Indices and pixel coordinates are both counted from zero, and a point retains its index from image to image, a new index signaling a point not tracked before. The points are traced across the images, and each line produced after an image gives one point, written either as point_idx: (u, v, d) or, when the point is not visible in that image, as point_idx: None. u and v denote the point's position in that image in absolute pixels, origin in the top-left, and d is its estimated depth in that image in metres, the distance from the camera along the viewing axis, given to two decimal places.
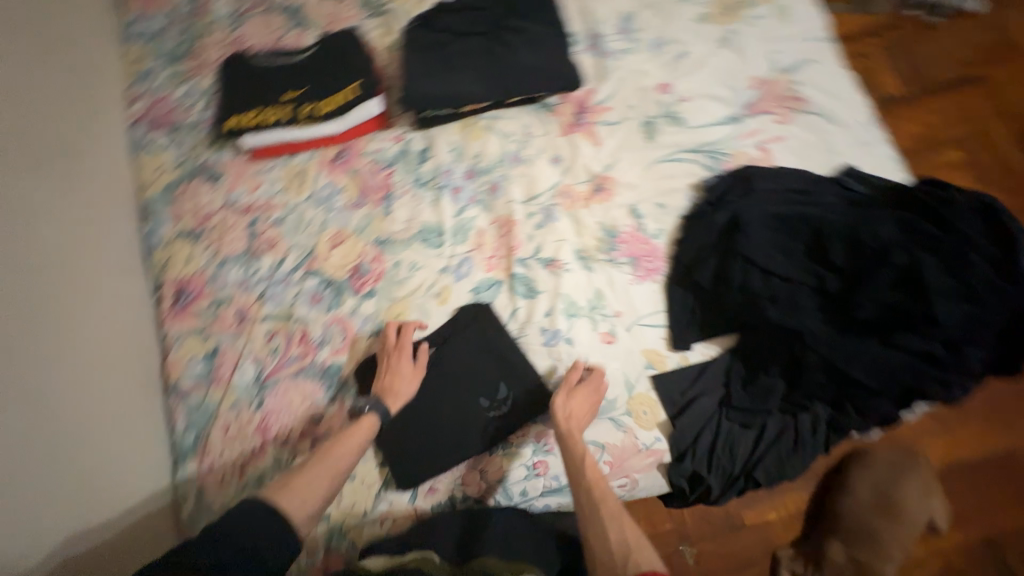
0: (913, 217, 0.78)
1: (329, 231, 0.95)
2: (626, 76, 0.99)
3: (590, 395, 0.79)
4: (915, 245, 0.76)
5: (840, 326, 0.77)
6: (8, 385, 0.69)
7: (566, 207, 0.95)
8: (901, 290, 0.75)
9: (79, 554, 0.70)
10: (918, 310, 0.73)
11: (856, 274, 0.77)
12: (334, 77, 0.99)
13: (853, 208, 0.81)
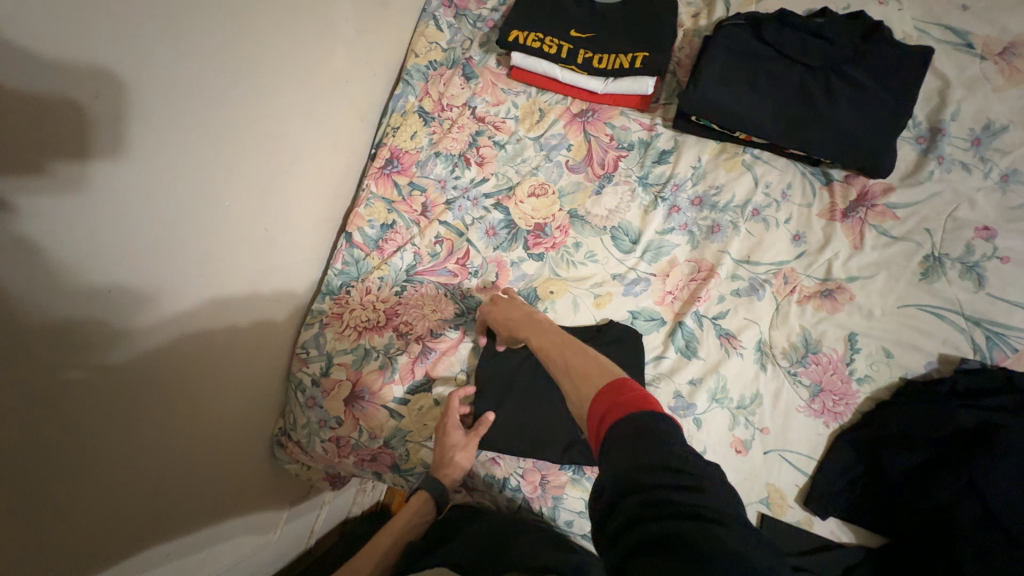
0: None
1: (536, 178, 0.93)
2: (944, 193, 0.80)
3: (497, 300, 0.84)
4: None
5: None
6: (262, 167, 0.77)
7: (778, 291, 0.82)
8: None
9: (246, 325, 0.80)
10: None
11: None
12: (628, 37, 0.92)
13: None
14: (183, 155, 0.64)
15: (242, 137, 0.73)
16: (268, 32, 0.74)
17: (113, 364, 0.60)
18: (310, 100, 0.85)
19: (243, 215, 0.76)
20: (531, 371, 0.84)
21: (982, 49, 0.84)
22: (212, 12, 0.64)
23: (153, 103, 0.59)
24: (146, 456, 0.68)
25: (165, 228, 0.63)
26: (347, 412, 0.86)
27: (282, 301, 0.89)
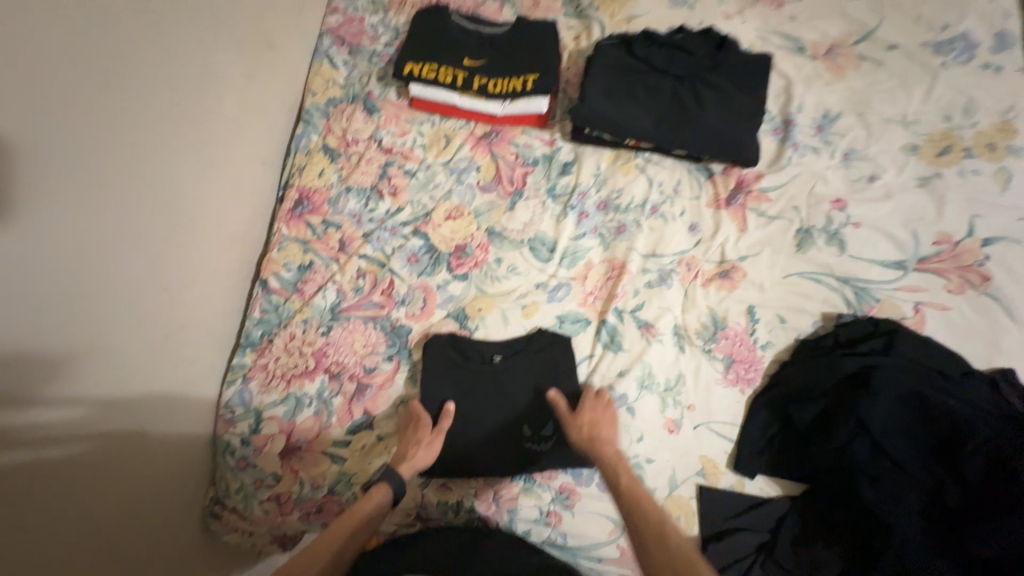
0: None
1: (450, 201, 0.96)
2: (803, 175, 0.92)
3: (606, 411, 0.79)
4: None
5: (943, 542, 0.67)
6: (164, 222, 0.75)
7: (683, 277, 0.90)
8: None
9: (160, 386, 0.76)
10: None
11: (980, 495, 0.67)
12: (518, 63, 0.98)
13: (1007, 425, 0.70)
14: (62, 220, 0.58)
15: (142, 195, 0.70)
16: (145, 82, 0.70)
17: (23, 445, 0.55)
18: (204, 146, 0.82)
19: (144, 274, 0.71)
20: (468, 388, 0.84)
21: (810, 51, 0.99)
22: (75, 69, 0.60)
23: (44, 168, 0.56)
24: (64, 544, 0.61)
25: (49, 301, 0.57)
26: (285, 465, 0.82)
27: (197, 360, 0.83)
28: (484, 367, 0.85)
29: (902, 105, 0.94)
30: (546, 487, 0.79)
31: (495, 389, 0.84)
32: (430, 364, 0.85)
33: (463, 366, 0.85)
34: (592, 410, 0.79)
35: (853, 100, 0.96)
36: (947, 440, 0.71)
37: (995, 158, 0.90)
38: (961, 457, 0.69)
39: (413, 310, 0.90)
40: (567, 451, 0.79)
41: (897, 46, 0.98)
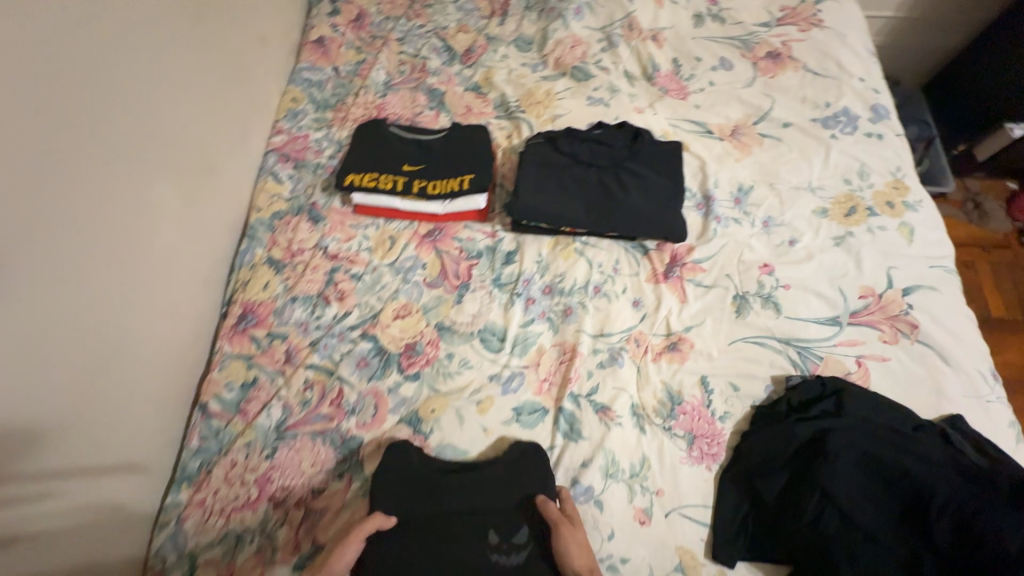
0: None
1: (398, 300, 0.96)
2: (729, 244, 0.98)
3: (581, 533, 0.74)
4: None
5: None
6: (77, 366, 0.70)
7: (633, 354, 0.91)
8: None
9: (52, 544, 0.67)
10: None
11: (954, 564, 0.65)
12: (455, 165, 1.04)
13: (964, 479, 0.70)
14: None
15: (51, 342, 0.66)
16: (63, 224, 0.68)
17: None
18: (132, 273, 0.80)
19: (46, 428, 0.65)
20: (427, 502, 0.78)
21: (717, 133, 1.10)
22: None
23: None
24: None
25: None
26: None
27: (113, 502, 0.75)
28: (445, 479, 0.80)
29: (806, 173, 1.04)
30: None
31: (466, 498, 0.78)
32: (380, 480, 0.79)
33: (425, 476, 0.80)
34: (571, 534, 0.73)
35: (763, 173, 1.05)
36: (911, 502, 0.70)
37: (896, 213, 0.99)
38: (928, 519, 0.68)
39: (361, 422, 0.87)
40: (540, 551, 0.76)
41: (791, 123, 1.10)
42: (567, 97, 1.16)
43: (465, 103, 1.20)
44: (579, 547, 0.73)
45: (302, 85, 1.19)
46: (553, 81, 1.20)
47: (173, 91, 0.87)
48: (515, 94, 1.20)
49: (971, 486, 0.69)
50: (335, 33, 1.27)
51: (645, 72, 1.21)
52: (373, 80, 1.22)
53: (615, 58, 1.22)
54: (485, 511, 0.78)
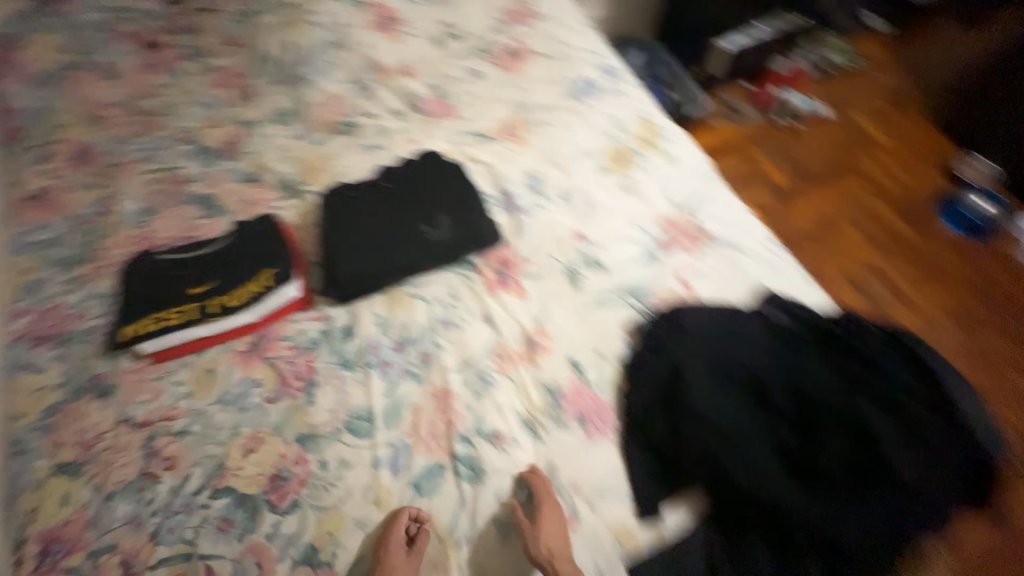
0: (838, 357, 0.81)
1: (242, 434, 0.84)
2: (542, 229, 1.03)
3: (553, 512, 0.75)
4: (849, 388, 0.77)
5: (821, 490, 0.70)
6: None
7: (501, 368, 0.89)
8: (849, 437, 0.73)
9: None
10: (872, 457, 0.71)
11: (797, 418, 0.76)
12: (248, 267, 0.95)
13: (777, 345, 0.83)
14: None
15: None
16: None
17: None
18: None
19: None
20: (375, 180, 1.03)
21: (494, 136, 1.17)
22: None
23: None
24: None
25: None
26: None
27: None
28: (386, 173, 1.04)
29: (579, 143, 1.15)
30: None
31: (401, 235, 0.96)
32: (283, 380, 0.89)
33: (358, 202, 1.00)
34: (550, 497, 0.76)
35: (544, 157, 1.13)
36: (756, 391, 0.79)
37: (656, 149, 1.14)
38: (771, 396, 0.77)
39: (412, 528, 0.77)
40: (460, 247, 0.98)
41: (550, 106, 1.21)
42: (345, 154, 1.14)
43: (243, 197, 1.11)
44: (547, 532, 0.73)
45: (32, 251, 1.01)
46: (326, 144, 1.17)
47: None
48: (293, 170, 1.15)
49: (780, 347, 0.83)
50: (56, 181, 1.10)
51: (411, 104, 1.23)
52: (123, 211, 1.07)
53: (377, 102, 1.23)
54: (410, 213, 0.98)
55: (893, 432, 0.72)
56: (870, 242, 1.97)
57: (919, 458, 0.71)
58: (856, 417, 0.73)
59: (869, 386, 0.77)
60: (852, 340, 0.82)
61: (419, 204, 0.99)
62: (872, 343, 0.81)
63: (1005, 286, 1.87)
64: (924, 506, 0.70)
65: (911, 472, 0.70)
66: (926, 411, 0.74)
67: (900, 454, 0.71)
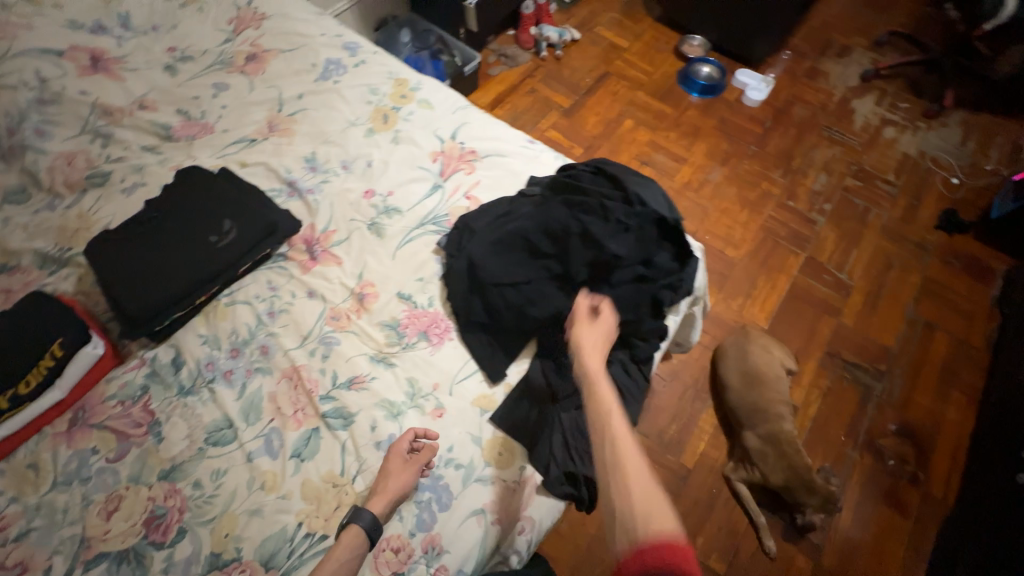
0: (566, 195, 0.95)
1: (96, 501, 0.81)
2: (334, 199, 1.11)
3: (598, 327, 0.85)
4: (575, 212, 0.92)
5: (596, 294, 0.89)
6: None
7: (340, 327, 0.98)
8: (589, 247, 0.89)
9: None
10: (604, 255, 0.88)
11: (557, 252, 0.92)
12: (29, 348, 0.88)
13: (532, 208, 0.97)
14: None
15: None
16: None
17: None
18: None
19: None
20: (142, 215, 1.01)
21: (259, 136, 1.19)
22: None
23: None
24: None
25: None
26: None
27: None
28: (152, 204, 1.02)
29: (342, 116, 1.23)
30: (413, 563, 0.78)
31: (190, 253, 0.96)
32: (124, 433, 0.86)
33: (129, 241, 0.97)
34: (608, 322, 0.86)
35: (315, 138, 1.20)
36: (525, 247, 0.94)
37: (411, 99, 1.26)
38: (534, 245, 0.92)
39: (416, 444, 0.85)
40: (259, 239, 1.01)
41: (304, 92, 1.27)
42: (104, 205, 1.07)
43: (0, 289, 1.00)
44: (590, 333, 0.84)
45: None
46: (78, 203, 1.09)
47: None
48: (49, 242, 1.05)
49: (526, 211, 0.98)
50: None
51: (161, 135, 1.19)
52: None
53: (122, 145, 1.17)
54: (191, 229, 0.99)
55: (609, 229, 0.89)
56: (644, 125, 2.41)
57: (631, 241, 0.89)
58: (579, 222, 0.90)
59: (586, 204, 0.92)
60: (569, 180, 0.98)
61: (197, 221, 0.99)
62: (582, 177, 0.98)
63: (742, 123, 2.42)
64: (662, 270, 0.92)
65: (630, 252, 0.89)
66: (624, 204, 0.91)
67: (619, 243, 0.88)
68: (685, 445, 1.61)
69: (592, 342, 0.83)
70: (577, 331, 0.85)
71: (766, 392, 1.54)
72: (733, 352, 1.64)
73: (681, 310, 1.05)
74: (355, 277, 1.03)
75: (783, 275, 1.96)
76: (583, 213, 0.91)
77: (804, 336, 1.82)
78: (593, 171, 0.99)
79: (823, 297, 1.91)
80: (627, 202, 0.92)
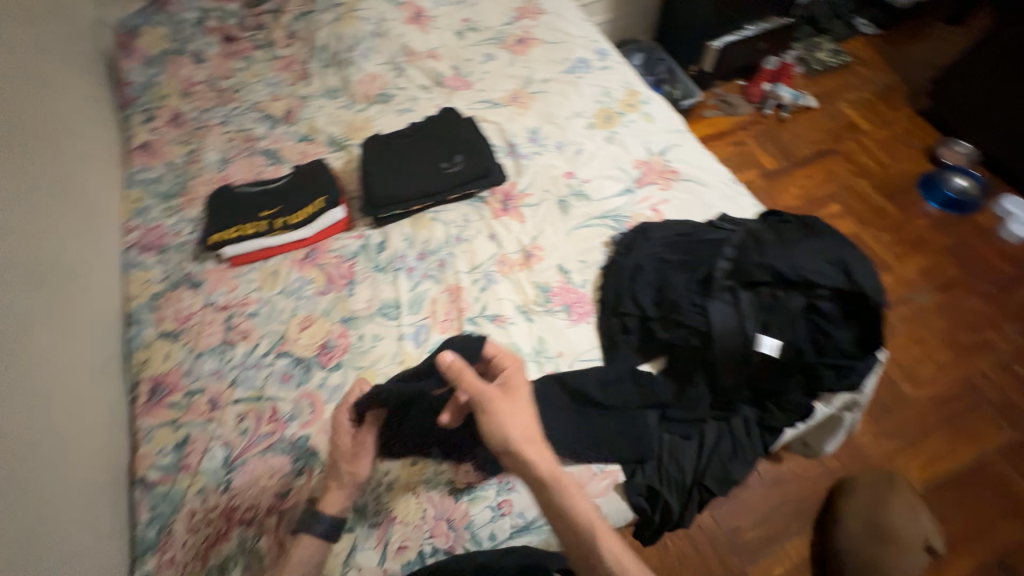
0: (758, 235, 0.94)
1: (299, 316, 1.08)
2: (539, 169, 1.26)
3: (523, 399, 0.76)
4: (759, 253, 0.90)
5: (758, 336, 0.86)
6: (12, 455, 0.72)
7: (503, 271, 1.12)
8: (764, 290, 0.88)
9: None
10: (776, 303, 0.86)
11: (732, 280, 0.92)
12: (306, 196, 1.21)
13: (716, 239, 1.00)
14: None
15: None
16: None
17: None
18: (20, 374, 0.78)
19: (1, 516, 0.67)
20: (404, 132, 1.29)
21: (502, 103, 1.41)
22: None
23: None
24: None
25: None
26: None
27: None
28: (414, 127, 1.30)
29: (572, 106, 1.38)
30: (487, 484, 0.85)
31: (424, 170, 1.21)
32: (333, 279, 1.13)
33: (390, 147, 1.26)
34: (517, 382, 0.78)
35: (544, 116, 1.37)
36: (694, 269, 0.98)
37: (637, 109, 1.36)
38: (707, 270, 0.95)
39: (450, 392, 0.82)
40: (473, 177, 1.21)
41: (549, 78, 1.46)
42: (382, 118, 1.41)
43: (300, 151, 1.38)
44: (509, 417, 0.72)
45: (140, 186, 1.29)
46: (365, 110, 1.44)
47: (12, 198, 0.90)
48: (339, 130, 1.41)
49: (708, 240, 1.01)
50: (157, 135, 1.39)
51: (435, 80, 1.50)
52: (208, 160, 1.35)
53: (408, 79, 1.50)
54: (432, 153, 1.23)
55: (795, 277, 0.86)
56: (854, 215, 2.14)
57: (813, 300, 0.85)
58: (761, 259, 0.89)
59: (774, 248, 0.89)
60: (769, 225, 0.96)
61: (439, 148, 1.24)
62: (780, 225, 0.96)
63: (986, 255, 1.99)
64: (837, 349, 0.84)
65: (806, 310, 0.85)
66: (819, 263, 0.86)
67: (797, 297, 0.86)
68: (761, 559, 1.42)
69: (518, 429, 0.72)
70: (492, 424, 0.72)
71: (896, 556, 1.30)
72: (866, 491, 1.40)
73: (835, 404, 0.96)
74: (530, 237, 1.17)
75: (970, 444, 1.57)
76: (769, 253, 0.89)
77: (970, 521, 1.45)
78: (798, 224, 0.95)
79: (1017, 496, 1.49)
80: (824, 260, 0.86)
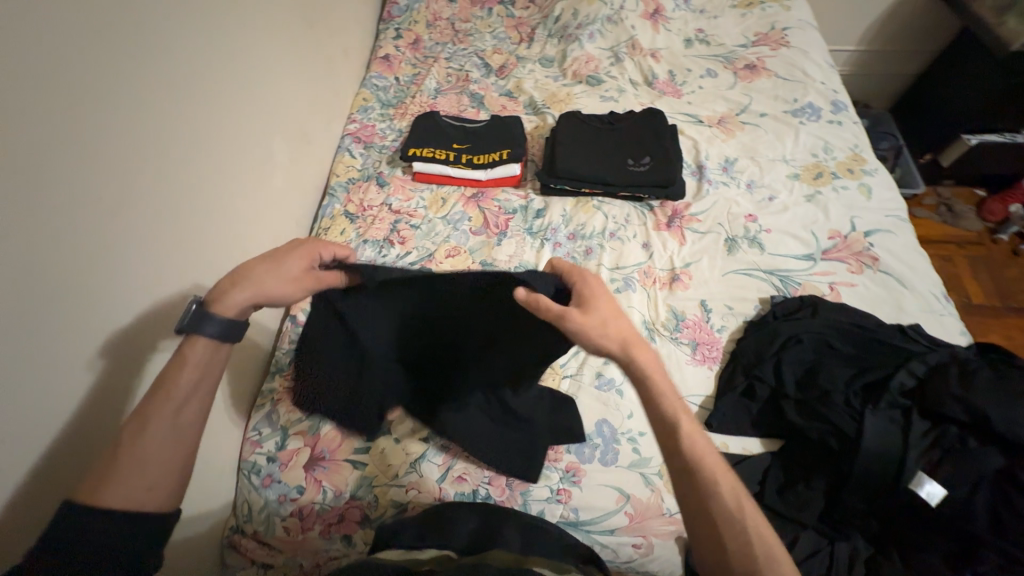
0: (970, 369, 0.81)
1: (448, 243, 1.17)
2: (719, 201, 1.20)
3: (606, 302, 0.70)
4: (964, 389, 0.78)
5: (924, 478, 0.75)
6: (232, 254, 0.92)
7: (644, 283, 1.09)
8: (943, 429, 0.79)
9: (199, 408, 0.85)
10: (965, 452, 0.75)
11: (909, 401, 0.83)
12: (494, 144, 1.31)
13: (902, 351, 0.88)
14: (118, 242, 0.65)
15: (213, 234, 0.85)
16: (221, 143, 0.88)
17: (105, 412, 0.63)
18: (225, 196, 0.89)
19: None
20: (600, 120, 1.32)
21: (707, 122, 1.36)
22: (194, 147, 0.80)
23: (159, 212, 0.73)
24: None
25: (107, 296, 0.64)
26: (308, 477, 0.86)
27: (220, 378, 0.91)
28: (612, 119, 1.32)
29: (780, 150, 1.28)
30: (553, 467, 0.87)
31: (606, 161, 1.23)
32: (487, 223, 1.21)
33: (583, 127, 1.30)
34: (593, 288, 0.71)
35: (745, 149, 1.29)
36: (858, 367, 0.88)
37: (856, 178, 1.21)
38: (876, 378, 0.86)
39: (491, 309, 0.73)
40: (651, 181, 1.19)
41: (767, 114, 1.36)
42: (585, 98, 1.44)
43: (501, 104, 1.48)
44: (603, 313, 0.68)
45: (371, 88, 1.50)
46: (571, 87, 1.49)
47: (285, 64, 1.11)
48: (541, 96, 1.48)
49: (892, 348, 0.89)
50: (397, 52, 1.60)
51: (647, 79, 1.49)
52: (426, 85, 1.51)
53: (621, 70, 1.51)
54: (621, 149, 1.25)
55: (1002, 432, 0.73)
56: None
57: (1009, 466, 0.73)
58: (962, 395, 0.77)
59: (990, 395, 0.76)
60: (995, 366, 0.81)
61: (629, 147, 1.25)
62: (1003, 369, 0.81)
63: None
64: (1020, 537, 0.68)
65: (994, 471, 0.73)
66: None
67: (989, 455, 0.74)
68: None
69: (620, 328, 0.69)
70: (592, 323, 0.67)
71: None
72: None
73: None
74: (685, 261, 1.12)
75: None
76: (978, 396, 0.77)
77: None
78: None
79: None
80: None
